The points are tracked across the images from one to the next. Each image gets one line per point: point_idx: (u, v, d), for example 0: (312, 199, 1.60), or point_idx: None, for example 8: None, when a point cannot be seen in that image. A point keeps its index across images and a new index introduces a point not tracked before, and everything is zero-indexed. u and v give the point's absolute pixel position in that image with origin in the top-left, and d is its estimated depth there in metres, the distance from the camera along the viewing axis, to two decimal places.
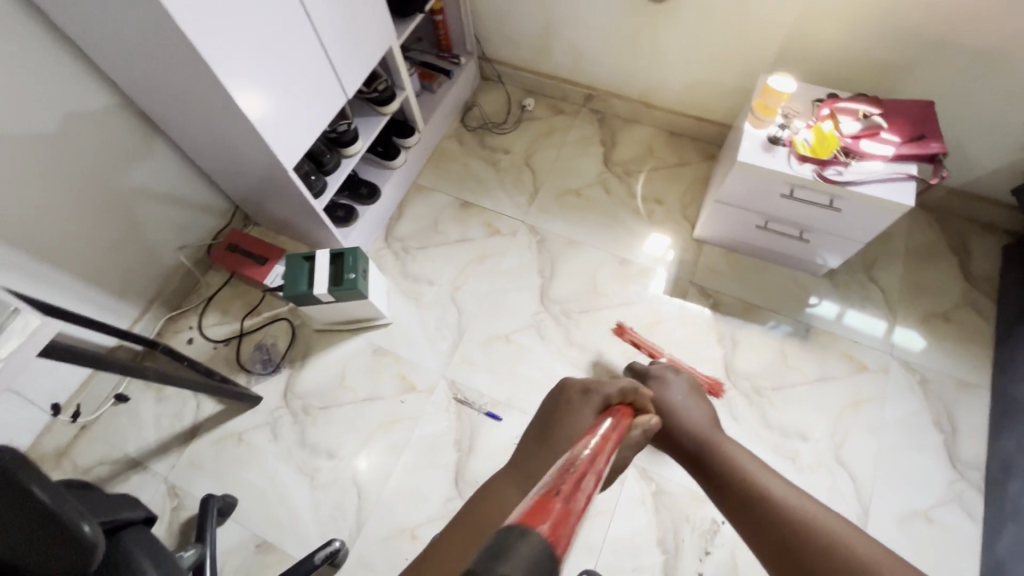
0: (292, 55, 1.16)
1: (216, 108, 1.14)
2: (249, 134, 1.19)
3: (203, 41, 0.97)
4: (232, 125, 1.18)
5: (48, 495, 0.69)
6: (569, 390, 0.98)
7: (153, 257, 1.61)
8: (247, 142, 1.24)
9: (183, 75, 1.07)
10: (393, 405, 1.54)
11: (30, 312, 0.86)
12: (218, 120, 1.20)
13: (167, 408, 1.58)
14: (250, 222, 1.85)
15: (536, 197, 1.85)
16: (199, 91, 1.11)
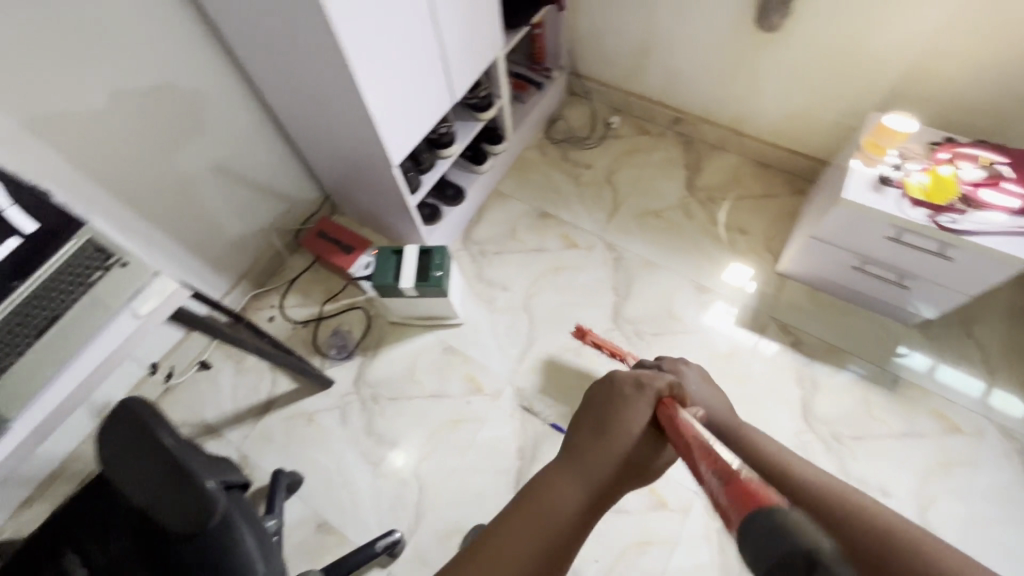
0: (415, 55, 1.21)
1: (340, 99, 1.21)
2: (365, 127, 1.25)
3: (343, 34, 1.03)
4: (352, 117, 1.25)
5: (170, 440, 0.77)
6: (620, 382, 0.89)
7: (248, 236, 1.70)
8: (360, 133, 1.29)
9: (317, 67, 1.14)
10: (460, 405, 1.56)
11: (167, 276, 0.92)
12: (337, 112, 1.26)
13: (245, 381, 1.65)
14: (337, 211, 1.93)
15: (615, 214, 1.85)
16: (329, 83, 1.18)
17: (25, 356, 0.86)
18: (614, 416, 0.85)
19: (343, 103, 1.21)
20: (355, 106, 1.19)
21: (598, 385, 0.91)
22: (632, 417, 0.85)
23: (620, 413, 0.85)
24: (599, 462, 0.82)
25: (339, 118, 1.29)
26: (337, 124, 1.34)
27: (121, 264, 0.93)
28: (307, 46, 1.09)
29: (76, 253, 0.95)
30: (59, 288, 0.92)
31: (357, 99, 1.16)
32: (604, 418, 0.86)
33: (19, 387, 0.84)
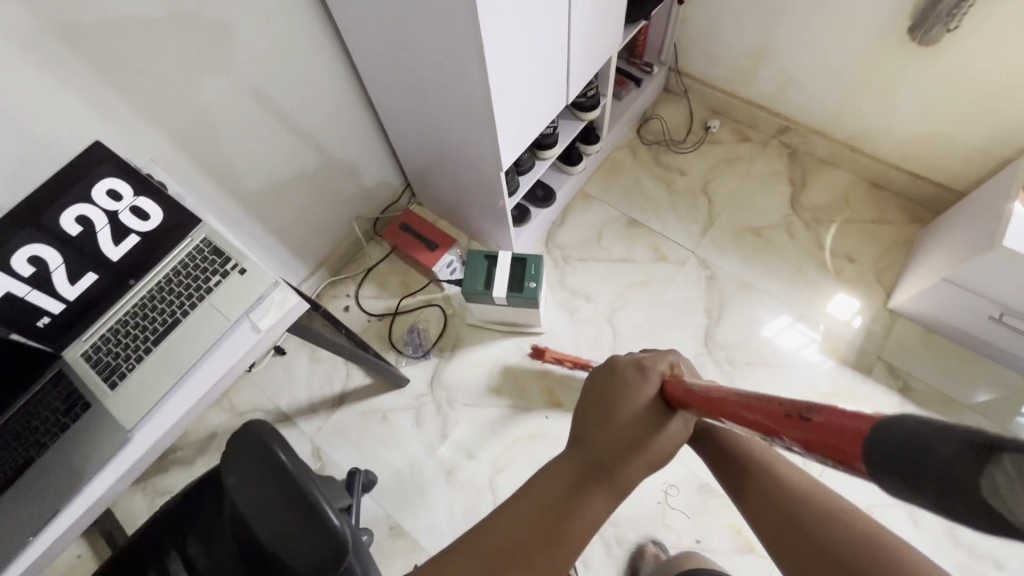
0: (543, 50, 1.14)
1: (462, 91, 1.14)
2: (483, 121, 1.19)
3: (484, 20, 0.94)
4: (469, 110, 1.19)
5: (289, 458, 0.75)
6: (619, 368, 0.75)
7: (330, 222, 1.65)
8: (473, 127, 1.24)
9: (446, 56, 1.08)
10: (538, 419, 1.52)
11: (286, 286, 0.87)
12: (453, 102, 1.21)
13: (319, 370, 1.63)
14: (414, 200, 1.86)
15: (710, 228, 1.73)
16: (454, 74, 1.11)
17: (144, 361, 0.83)
18: (620, 405, 0.72)
19: (464, 95, 1.15)
20: (479, 100, 1.13)
21: (595, 373, 0.76)
22: (640, 405, 0.71)
23: (625, 400, 0.72)
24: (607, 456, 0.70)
25: (453, 109, 1.23)
26: (447, 115, 1.28)
27: (239, 270, 0.88)
28: (440, 34, 1.03)
29: (192, 253, 0.90)
30: (178, 291, 0.88)
31: (483, 94, 1.10)
32: (606, 409, 0.72)
33: (142, 394, 0.80)
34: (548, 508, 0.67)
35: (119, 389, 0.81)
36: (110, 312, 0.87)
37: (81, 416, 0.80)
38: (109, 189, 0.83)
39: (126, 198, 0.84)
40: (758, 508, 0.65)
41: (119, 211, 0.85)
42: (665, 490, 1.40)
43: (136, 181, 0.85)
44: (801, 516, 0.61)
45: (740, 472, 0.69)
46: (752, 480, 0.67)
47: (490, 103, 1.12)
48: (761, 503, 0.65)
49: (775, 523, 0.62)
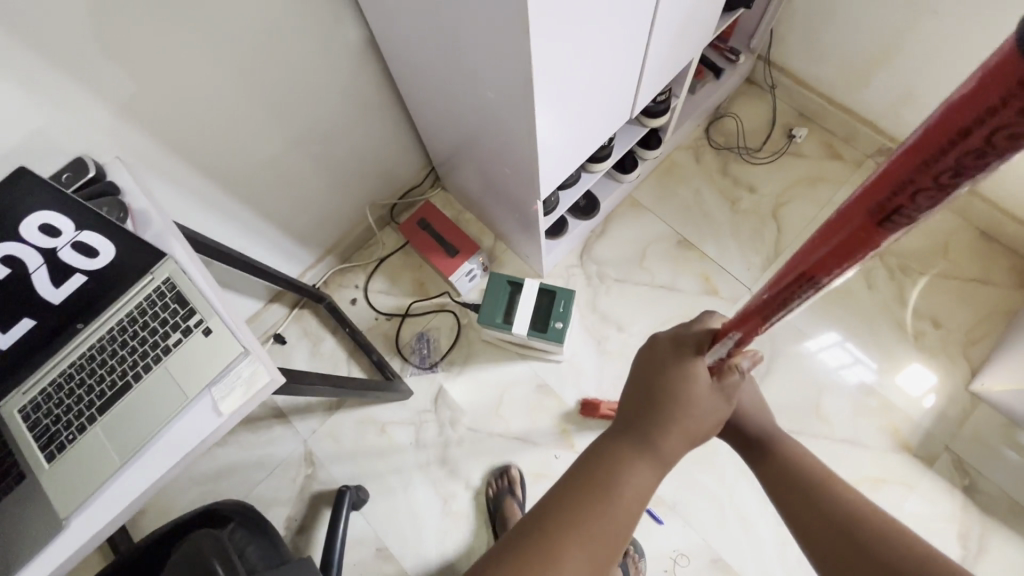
0: (614, 51, 0.89)
1: (506, 96, 0.91)
2: (527, 135, 0.96)
3: (540, 25, 0.71)
4: (512, 117, 0.95)
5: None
6: (657, 347, 0.73)
7: (342, 207, 1.46)
8: (515, 136, 1.01)
9: (490, 53, 0.84)
10: (546, 457, 1.39)
11: (256, 356, 0.71)
12: (494, 102, 0.97)
13: (319, 366, 1.52)
14: (439, 184, 1.64)
15: (774, 261, 1.49)
16: (498, 75, 0.87)
17: (87, 432, 0.70)
18: (668, 379, 0.69)
19: (508, 101, 0.92)
20: (525, 112, 0.89)
21: (641, 353, 0.74)
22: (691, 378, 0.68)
23: (672, 376, 0.69)
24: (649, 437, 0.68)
25: (494, 110, 1.00)
26: (485, 113, 1.05)
27: (203, 330, 0.72)
28: (486, 26, 0.78)
29: (150, 299, 0.74)
30: (130, 345, 0.73)
31: (532, 107, 0.86)
32: (654, 387, 0.70)
33: (81, 474, 0.68)
34: (593, 489, 0.62)
35: (57, 463, 0.69)
36: (53, 361, 0.73)
37: (14, 489, 0.69)
38: (41, 223, 0.66)
39: (65, 233, 0.68)
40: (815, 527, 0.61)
41: (58, 248, 0.68)
42: (673, 558, 1.28)
43: (78, 213, 0.68)
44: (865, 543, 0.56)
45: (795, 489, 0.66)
46: (810, 499, 0.64)
47: (540, 118, 0.88)
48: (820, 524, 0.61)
49: (836, 546, 0.59)
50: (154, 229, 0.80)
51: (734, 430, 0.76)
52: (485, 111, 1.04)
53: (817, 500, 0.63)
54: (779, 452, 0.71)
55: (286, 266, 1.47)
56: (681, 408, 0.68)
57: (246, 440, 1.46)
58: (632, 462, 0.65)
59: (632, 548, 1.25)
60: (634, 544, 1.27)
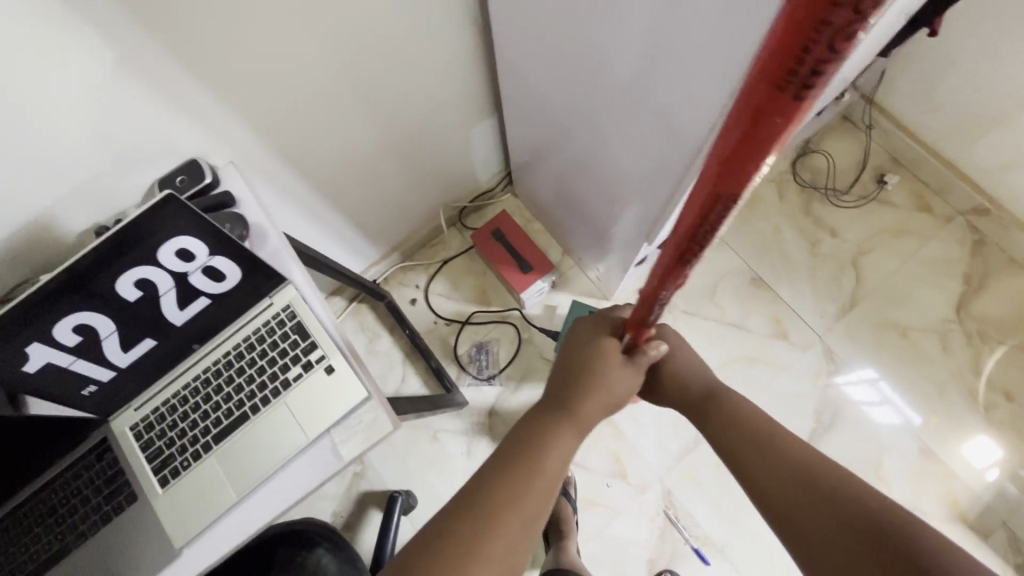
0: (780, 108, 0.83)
1: (649, 144, 0.86)
2: (659, 185, 0.91)
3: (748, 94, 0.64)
4: (647, 164, 0.90)
5: None
6: (577, 330, 0.79)
7: (416, 207, 1.42)
8: (639, 179, 0.96)
9: (652, 103, 0.78)
10: (597, 484, 1.39)
11: (377, 400, 0.69)
12: (625, 143, 0.92)
13: (374, 363, 1.51)
14: (510, 189, 1.60)
15: (848, 311, 1.45)
16: (652, 123, 0.82)
17: (202, 460, 0.68)
18: (586, 364, 0.73)
19: (649, 150, 0.87)
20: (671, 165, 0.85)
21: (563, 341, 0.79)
22: (607, 361, 0.73)
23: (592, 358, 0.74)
24: (574, 418, 0.71)
25: (621, 148, 0.94)
26: (602, 144, 0.99)
27: (326, 368, 0.69)
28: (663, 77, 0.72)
29: (269, 326, 0.72)
30: (247, 373, 0.71)
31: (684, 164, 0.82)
32: (578, 370, 0.74)
33: (196, 504, 0.67)
34: (521, 464, 0.65)
35: (171, 489, 0.67)
36: (167, 380, 0.71)
37: (125, 510, 0.68)
38: (178, 248, 0.62)
39: (199, 258, 0.64)
40: (769, 482, 0.62)
41: (188, 273, 0.65)
42: None
43: (215, 240, 0.63)
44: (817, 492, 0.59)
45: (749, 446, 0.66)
46: (759, 450, 0.65)
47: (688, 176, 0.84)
48: (775, 474, 0.62)
49: (793, 503, 0.60)
50: (270, 247, 0.77)
51: (678, 393, 0.78)
52: (606, 146, 0.98)
53: (764, 455, 0.65)
54: (722, 409, 0.72)
55: (353, 262, 1.44)
56: (600, 381, 0.72)
57: None
58: (550, 443, 0.69)
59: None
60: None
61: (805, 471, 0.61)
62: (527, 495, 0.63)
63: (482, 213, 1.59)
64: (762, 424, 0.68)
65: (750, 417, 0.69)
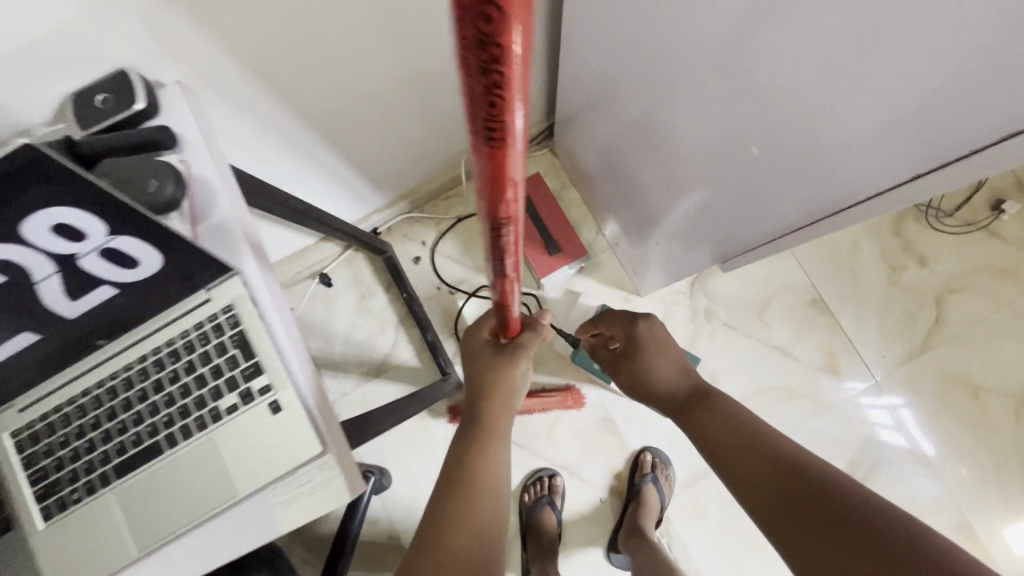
0: None
1: (804, 162, 0.60)
2: (790, 208, 0.68)
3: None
4: (782, 183, 0.65)
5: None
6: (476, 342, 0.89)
7: (433, 153, 1.18)
8: (753, 192, 0.71)
9: (831, 105, 0.52)
10: (589, 495, 1.27)
11: (331, 459, 0.51)
12: (745, 143, 0.66)
13: (364, 323, 1.35)
14: (549, 146, 1.35)
15: (914, 356, 1.25)
16: (826, 138, 0.55)
17: (96, 495, 0.51)
18: (492, 375, 0.85)
19: (798, 168, 0.61)
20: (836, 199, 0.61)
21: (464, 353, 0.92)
22: (507, 366, 0.85)
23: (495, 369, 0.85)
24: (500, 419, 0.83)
25: (733, 147, 0.68)
26: (687, 129, 0.74)
27: (271, 405, 0.51)
28: (864, 66, 0.46)
29: (203, 331, 0.53)
30: (166, 391, 0.52)
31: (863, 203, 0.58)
32: (487, 385, 0.84)
33: (84, 551, 0.51)
34: (465, 503, 0.73)
35: (54, 526, 0.51)
36: (60, 381, 0.53)
37: None
38: (56, 222, 0.41)
39: (94, 238, 0.43)
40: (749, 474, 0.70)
41: (78, 255, 0.44)
42: None
43: (116, 216, 0.42)
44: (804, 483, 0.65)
45: (729, 445, 0.74)
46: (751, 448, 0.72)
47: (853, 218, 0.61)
48: (749, 467, 0.71)
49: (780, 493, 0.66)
50: (216, 216, 0.56)
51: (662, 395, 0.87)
52: (706, 137, 0.72)
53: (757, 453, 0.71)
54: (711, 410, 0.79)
55: (352, 207, 1.22)
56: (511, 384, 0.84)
57: None
58: (486, 447, 0.80)
59: (659, 459, 1.25)
60: (660, 455, 1.25)
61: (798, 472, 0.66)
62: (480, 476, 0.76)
63: None
64: (757, 430, 0.74)
65: (728, 411, 0.78)
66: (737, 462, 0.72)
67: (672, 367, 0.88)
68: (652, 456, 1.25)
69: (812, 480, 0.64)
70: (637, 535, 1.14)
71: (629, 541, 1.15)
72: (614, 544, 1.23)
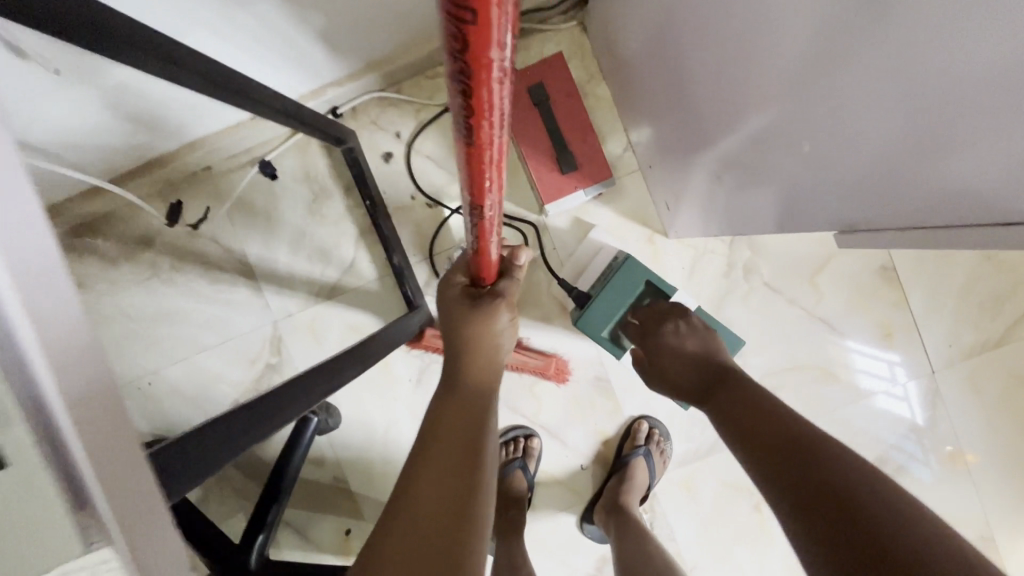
0: None
1: (928, 107, 0.40)
2: (902, 175, 0.46)
3: None
4: (887, 137, 0.45)
5: None
6: (449, 300, 0.67)
7: (414, 6, 0.84)
8: (839, 143, 0.50)
9: None
10: (569, 462, 1.09)
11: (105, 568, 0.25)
12: (850, 61, 0.44)
13: (316, 231, 1.07)
14: (578, 19, 1.00)
15: (987, 349, 1.02)
16: None
17: None
18: (472, 332, 0.64)
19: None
20: (963, 169, 0.41)
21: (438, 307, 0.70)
22: (491, 321, 0.64)
23: (473, 325, 0.64)
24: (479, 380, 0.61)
25: (826, 69, 0.46)
26: (769, 22, 0.49)
27: None
28: None
29: None
30: None
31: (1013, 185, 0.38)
32: (467, 347, 0.63)
33: None
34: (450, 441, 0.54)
35: None
36: None
37: None
38: None
39: None
40: (770, 448, 0.60)
41: None
42: None
43: None
44: (813, 465, 0.56)
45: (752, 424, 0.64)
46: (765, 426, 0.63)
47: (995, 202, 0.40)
48: (767, 442, 0.61)
49: (796, 472, 0.56)
50: None
51: (676, 373, 0.78)
52: (786, 46, 0.48)
53: (774, 433, 0.61)
54: (726, 389, 0.71)
55: (299, 75, 0.89)
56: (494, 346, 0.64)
57: (198, 289, 1.08)
58: (463, 410, 0.58)
59: (657, 431, 1.06)
60: (659, 426, 1.07)
61: (811, 453, 0.57)
62: (447, 453, 0.53)
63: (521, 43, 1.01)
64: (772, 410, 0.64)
65: (753, 391, 0.68)
66: (760, 441, 0.62)
67: (692, 341, 0.79)
68: (649, 425, 1.06)
69: (828, 462, 0.55)
70: (619, 513, 0.97)
71: (608, 519, 0.99)
72: (590, 515, 1.07)
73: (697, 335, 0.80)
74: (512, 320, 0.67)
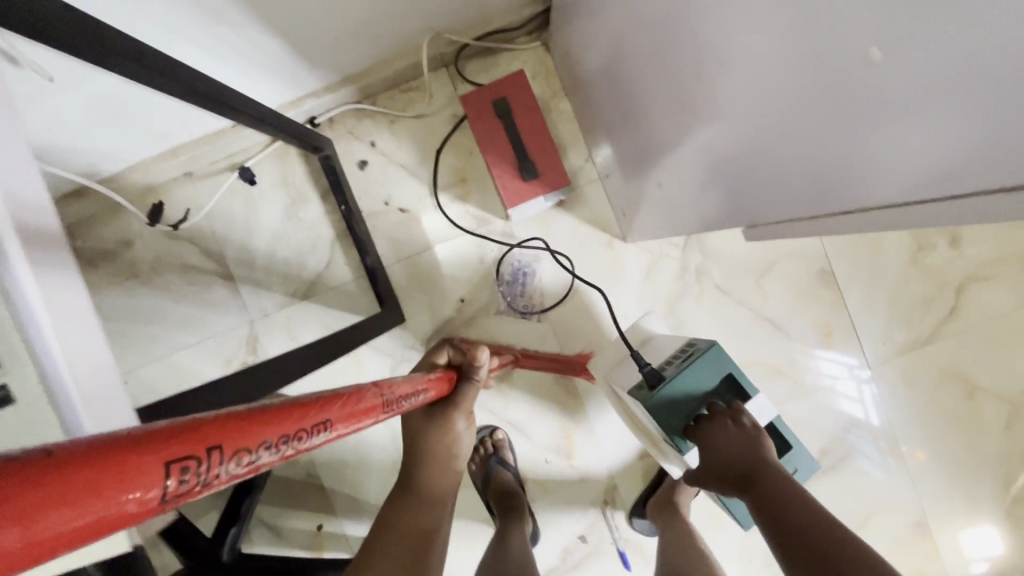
0: None
1: (818, 103, 0.43)
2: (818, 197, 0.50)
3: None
4: (807, 126, 0.46)
5: None
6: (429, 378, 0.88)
7: (386, 25, 0.91)
8: (770, 137, 0.51)
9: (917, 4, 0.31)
10: (535, 456, 1.14)
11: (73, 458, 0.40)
12: (781, 48, 0.44)
13: (293, 234, 1.12)
14: (541, 40, 1.08)
15: (919, 346, 1.11)
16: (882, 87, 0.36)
17: None
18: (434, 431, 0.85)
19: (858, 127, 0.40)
20: (866, 176, 0.43)
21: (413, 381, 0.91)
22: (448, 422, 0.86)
23: (437, 427, 0.86)
24: (424, 508, 0.80)
25: (781, 55, 0.44)
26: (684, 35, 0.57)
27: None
28: None
29: None
30: None
31: (912, 173, 0.38)
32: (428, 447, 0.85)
33: None
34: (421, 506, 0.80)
35: None
36: None
37: None
38: None
39: None
40: (796, 543, 0.62)
41: None
42: None
43: None
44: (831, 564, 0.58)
45: (792, 525, 0.64)
46: (791, 511, 0.65)
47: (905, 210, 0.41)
48: (800, 540, 0.62)
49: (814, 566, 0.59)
50: None
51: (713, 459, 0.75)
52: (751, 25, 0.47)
53: (800, 524, 0.63)
54: (760, 476, 0.71)
55: (278, 87, 0.95)
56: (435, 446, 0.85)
57: (176, 289, 1.12)
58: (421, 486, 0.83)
59: None
60: None
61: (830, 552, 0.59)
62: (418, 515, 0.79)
63: (490, 61, 1.09)
64: (805, 503, 0.65)
65: (786, 485, 0.69)
66: (789, 533, 0.63)
67: (743, 446, 0.75)
68: None
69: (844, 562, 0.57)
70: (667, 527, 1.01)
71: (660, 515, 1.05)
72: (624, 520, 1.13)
73: (747, 427, 0.77)
74: (467, 423, 0.88)
